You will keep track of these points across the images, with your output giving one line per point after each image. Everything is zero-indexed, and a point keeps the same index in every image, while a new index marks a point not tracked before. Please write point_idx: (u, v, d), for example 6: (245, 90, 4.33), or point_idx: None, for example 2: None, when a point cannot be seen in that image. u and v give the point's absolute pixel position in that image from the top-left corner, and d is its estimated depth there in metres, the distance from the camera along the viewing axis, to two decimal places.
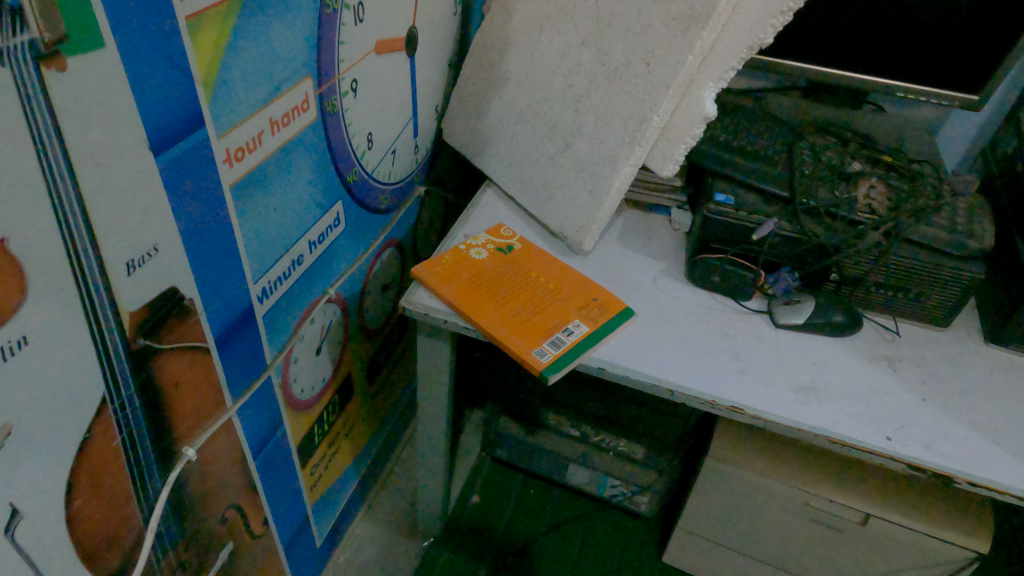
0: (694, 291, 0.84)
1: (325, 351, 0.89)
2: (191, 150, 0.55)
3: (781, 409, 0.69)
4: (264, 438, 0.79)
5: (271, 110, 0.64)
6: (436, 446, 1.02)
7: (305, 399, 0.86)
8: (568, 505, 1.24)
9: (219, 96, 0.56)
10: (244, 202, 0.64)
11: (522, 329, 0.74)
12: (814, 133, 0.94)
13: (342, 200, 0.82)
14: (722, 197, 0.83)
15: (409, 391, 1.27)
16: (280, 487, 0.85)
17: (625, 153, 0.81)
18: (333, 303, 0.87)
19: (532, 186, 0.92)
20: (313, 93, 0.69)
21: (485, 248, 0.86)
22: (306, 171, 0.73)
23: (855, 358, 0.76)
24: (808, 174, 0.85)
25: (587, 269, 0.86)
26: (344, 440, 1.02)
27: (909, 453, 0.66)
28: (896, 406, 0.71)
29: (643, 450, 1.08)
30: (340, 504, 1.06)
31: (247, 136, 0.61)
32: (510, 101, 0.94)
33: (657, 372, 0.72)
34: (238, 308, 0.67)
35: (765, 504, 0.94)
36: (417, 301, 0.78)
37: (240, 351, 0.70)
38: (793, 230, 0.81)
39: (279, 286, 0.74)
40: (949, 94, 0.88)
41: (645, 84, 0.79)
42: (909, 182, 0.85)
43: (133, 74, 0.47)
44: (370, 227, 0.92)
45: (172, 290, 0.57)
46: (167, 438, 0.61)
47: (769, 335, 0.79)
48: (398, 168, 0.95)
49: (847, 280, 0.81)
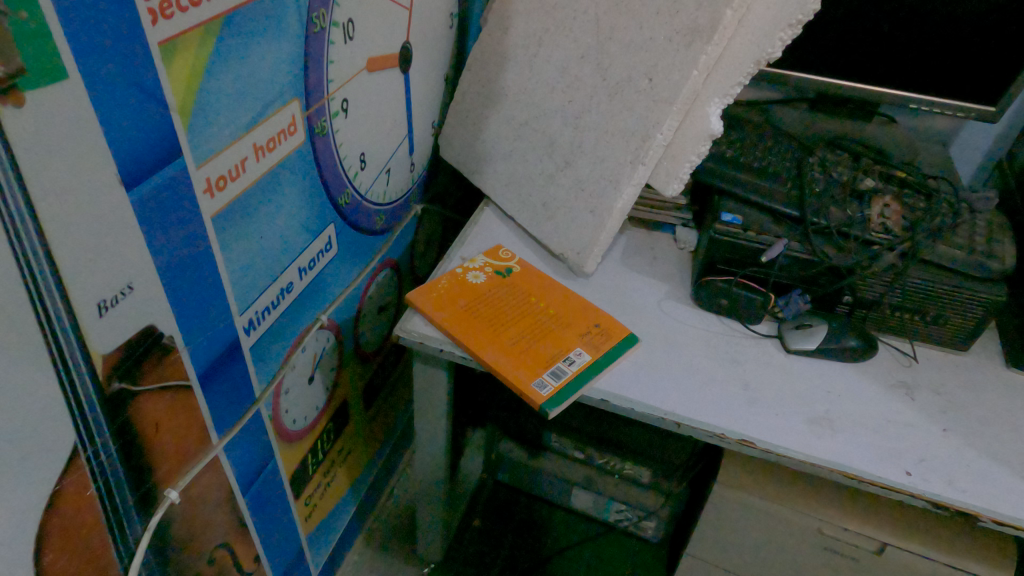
0: (700, 314, 0.81)
1: (318, 379, 0.85)
2: (169, 181, 0.52)
3: (794, 443, 0.66)
4: (254, 473, 0.75)
5: (255, 135, 0.61)
6: (435, 475, 0.99)
7: (297, 430, 0.83)
8: (571, 529, 1.21)
9: (197, 124, 0.53)
10: (228, 233, 0.61)
11: (522, 359, 0.71)
12: (824, 148, 0.90)
13: (334, 223, 0.79)
14: (729, 216, 0.80)
15: (409, 413, 1.24)
16: (272, 522, 0.82)
17: (627, 172, 0.78)
18: (326, 329, 0.84)
19: (532, 206, 0.88)
20: (299, 116, 0.66)
21: (483, 271, 0.82)
22: (294, 196, 0.70)
23: (871, 386, 0.73)
24: (819, 192, 0.82)
25: (588, 292, 0.83)
26: (341, 467, 0.98)
27: (930, 489, 0.62)
28: (915, 438, 0.67)
29: (650, 474, 1.05)
30: (336, 531, 1.03)
31: (229, 164, 0.58)
32: (508, 117, 0.91)
33: (663, 404, 0.68)
34: (223, 342, 0.64)
35: (778, 532, 0.90)
36: (411, 329, 0.75)
37: (227, 386, 0.66)
38: (804, 250, 0.77)
39: (267, 316, 0.70)
40: (964, 105, 0.84)
41: (648, 100, 0.76)
42: (925, 199, 0.81)
43: (99, 106, 0.44)
44: (365, 249, 0.89)
45: (152, 328, 0.54)
46: (147, 482, 0.58)
47: (779, 361, 0.75)
48: (393, 187, 0.92)
49: (861, 303, 0.78)
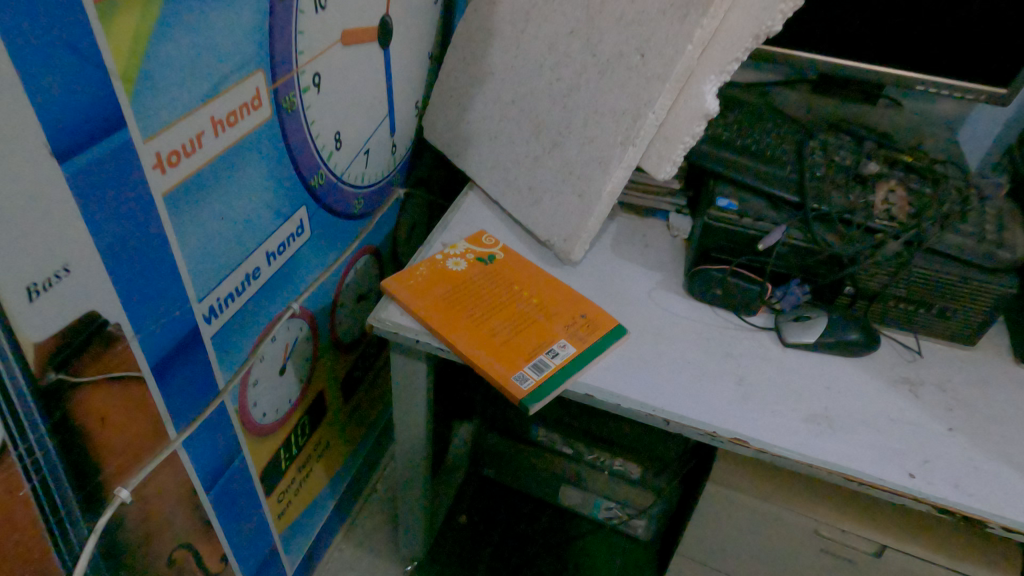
0: (694, 305, 0.76)
1: (290, 370, 0.81)
2: (111, 155, 0.47)
3: (789, 442, 0.62)
4: (219, 469, 0.71)
5: (213, 108, 0.56)
6: (416, 471, 0.95)
7: (267, 423, 0.78)
8: (560, 528, 1.17)
9: (143, 93, 0.49)
10: (183, 213, 0.56)
11: (502, 351, 0.66)
12: (825, 131, 0.86)
13: (307, 205, 0.75)
14: (725, 201, 0.75)
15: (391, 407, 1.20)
16: (242, 521, 0.78)
17: (617, 154, 0.73)
18: (299, 318, 0.79)
19: (517, 189, 0.84)
20: (264, 89, 0.62)
21: (464, 258, 0.78)
22: (260, 175, 0.65)
23: (872, 381, 0.69)
24: (820, 177, 0.77)
25: (576, 281, 0.78)
26: (318, 462, 0.94)
27: (934, 492, 0.58)
28: (918, 438, 0.63)
29: (641, 470, 1.00)
30: (313, 529, 0.99)
31: (183, 138, 0.54)
32: (494, 96, 0.87)
33: (651, 400, 0.64)
34: (181, 330, 0.60)
35: (772, 533, 0.86)
36: (385, 318, 0.70)
37: (185, 378, 0.62)
38: (803, 238, 0.73)
39: (231, 303, 0.66)
40: (974, 87, 0.79)
41: (639, 77, 0.71)
42: (932, 185, 0.77)
43: (23, 68, 0.40)
44: (342, 234, 0.85)
45: (94, 315, 0.50)
46: (93, 480, 0.54)
47: (775, 354, 0.71)
48: (373, 169, 0.88)
49: (863, 294, 0.73)
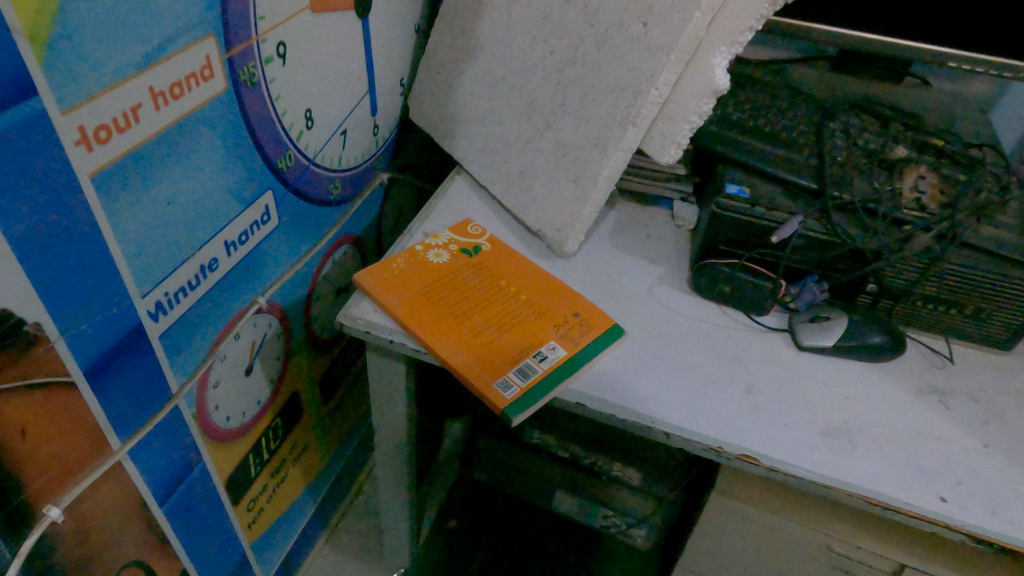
0: (698, 303, 0.69)
1: (258, 369, 0.75)
2: (19, 128, 0.40)
3: (805, 460, 0.55)
4: (175, 479, 0.65)
5: (152, 77, 0.49)
6: (399, 477, 0.88)
7: (231, 428, 0.72)
8: (553, 534, 1.10)
9: (61, 56, 0.42)
10: (116, 197, 0.49)
11: (484, 354, 0.60)
12: (847, 111, 0.79)
13: (273, 190, 0.68)
14: (735, 188, 0.68)
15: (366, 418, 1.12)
16: (204, 533, 0.72)
17: (615, 135, 0.66)
18: (265, 313, 0.73)
19: (507, 174, 0.77)
20: (216, 57, 0.54)
21: (447, 249, 0.71)
22: (213, 155, 0.58)
23: (897, 390, 0.62)
24: (841, 162, 0.70)
25: (569, 275, 0.72)
26: (293, 466, 0.88)
27: (969, 519, 0.51)
28: (950, 456, 0.56)
29: (641, 477, 0.94)
30: (290, 536, 0.93)
31: (114, 110, 0.47)
32: (484, 73, 0.80)
33: (649, 410, 0.57)
34: (120, 329, 0.53)
35: (782, 549, 0.79)
36: (356, 316, 0.64)
37: (128, 382, 0.56)
38: (823, 229, 0.65)
39: (183, 298, 0.59)
40: (1014, 65, 0.71)
41: (641, 49, 0.64)
42: (965, 171, 0.70)
43: None
44: (316, 221, 0.78)
45: (6, 314, 0.43)
46: (15, 499, 0.48)
47: (789, 359, 0.64)
48: (351, 151, 0.81)
49: (887, 293, 0.66)
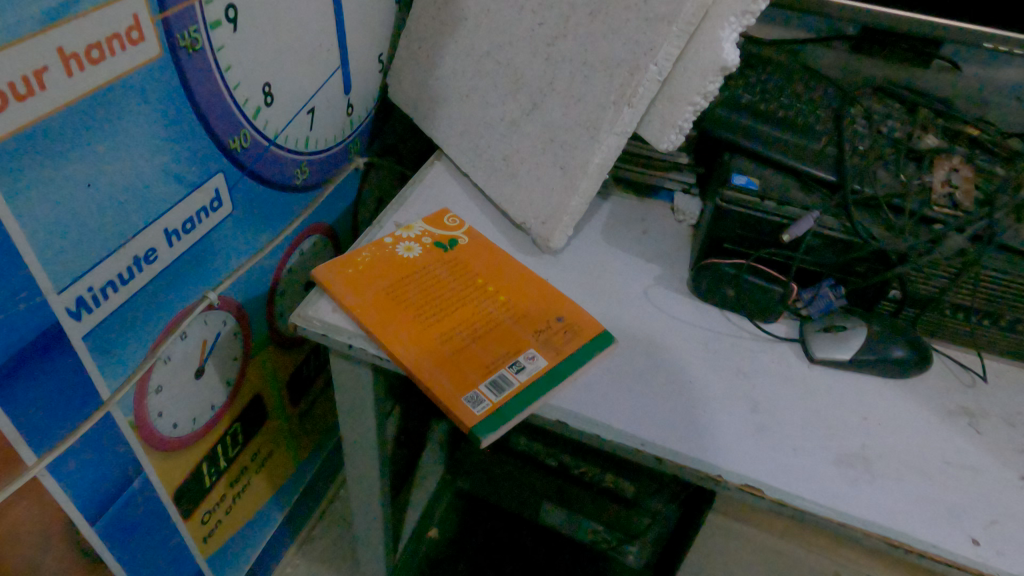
0: (697, 307, 0.62)
1: (209, 370, 0.68)
2: None
3: (816, 493, 0.47)
4: (108, 494, 0.58)
5: (64, 36, 0.41)
6: (371, 488, 0.82)
7: (178, 435, 0.65)
8: (540, 546, 1.04)
9: None
10: (19, 178, 0.42)
11: (453, 363, 0.53)
12: (869, 96, 0.71)
13: (224, 172, 0.60)
14: (742, 179, 0.60)
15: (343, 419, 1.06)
16: (148, 549, 0.66)
17: (609, 117, 0.59)
18: (218, 309, 0.66)
19: (490, 159, 0.70)
20: (148, 17, 0.46)
21: (419, 242, 0.64)
22: (147, 131, 0.51)
23: (921, 410, 0.55)
24: (863, 151, 0.63)
25: (556, 273, 0.64)
26: (256, 473, 0.82)
27: (1006, 567, 0.44)
28: (983, 490, 0.49)
29: (635, 489, 0.87)
30: (254, 547, 0.87)
31: (13, 74, 0.39)
32: (467, 48, 0.72)
33: (639, 431, 0.50)
34: (28, 330, 0.46)
35: None
36: (312, 316, 0.56)
37: (43, 390, 0.49)
38: (841, 227, 0.58)
39: (113, 293, 0.52)
40: None
41: (640, 18, 0.56)
42: (1003, 164, 0.63)
43: None
44: (278, 209, 0.71)
45: None
46: None
47: (799, 373, 0.57)
48: (321, 132, 0.73)
49: (912, 300, 0.59)
